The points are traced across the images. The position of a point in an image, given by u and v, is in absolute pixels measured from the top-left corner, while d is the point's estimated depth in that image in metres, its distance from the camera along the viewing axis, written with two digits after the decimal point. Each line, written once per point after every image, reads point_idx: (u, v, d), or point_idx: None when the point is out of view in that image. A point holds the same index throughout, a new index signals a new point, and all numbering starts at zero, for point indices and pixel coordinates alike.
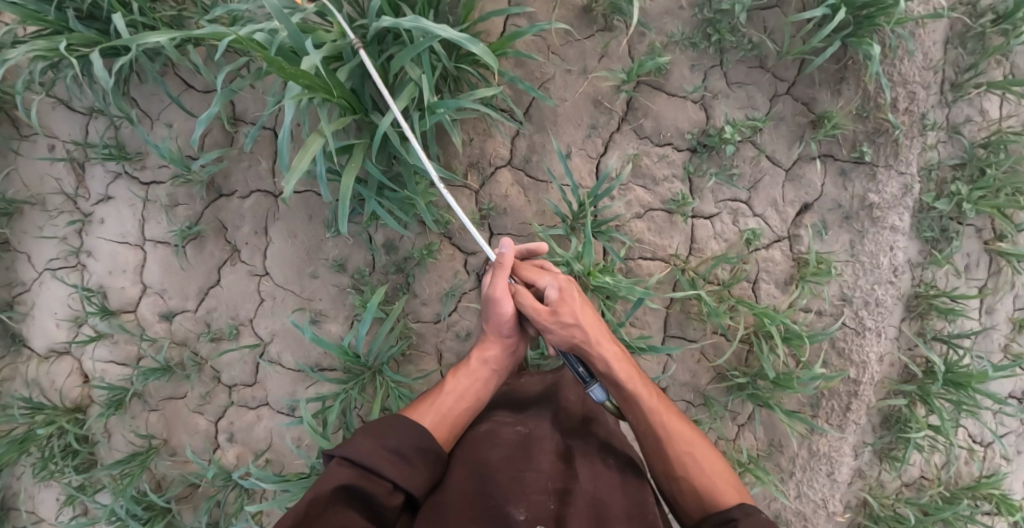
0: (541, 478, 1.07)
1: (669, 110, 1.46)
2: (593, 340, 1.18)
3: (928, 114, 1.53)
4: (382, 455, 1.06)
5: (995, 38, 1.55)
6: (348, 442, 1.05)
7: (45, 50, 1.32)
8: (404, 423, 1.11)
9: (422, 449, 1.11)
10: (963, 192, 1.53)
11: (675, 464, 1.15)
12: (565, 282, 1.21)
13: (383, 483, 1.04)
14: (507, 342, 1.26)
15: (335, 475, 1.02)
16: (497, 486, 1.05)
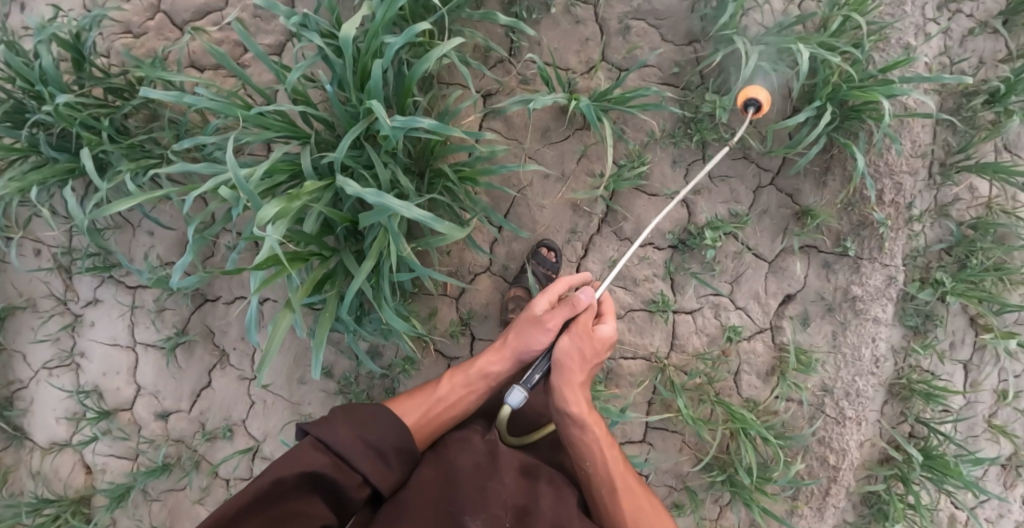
0: (502, 492, 1.06)
1: (650, 211, 1.45)
2: (585, 380, 1.19)
3: (914, 202, 1.51)
4: (359, 447, 1.06)
5: (985, 120, 1.53)
6: (329, 427, 1.05)
7: (17, 190, 1.31)
8: (390, 419, 1.11)
9: (400, 449, 1.11)
10: (947, 283, 1.51)
11: (624, 517, 1.12)
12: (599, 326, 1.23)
13: (354, 476, 1.04)
14: (512, 362, 1.25)
15: (307, 458, 1.01)
16: (461, 497, 1.03)
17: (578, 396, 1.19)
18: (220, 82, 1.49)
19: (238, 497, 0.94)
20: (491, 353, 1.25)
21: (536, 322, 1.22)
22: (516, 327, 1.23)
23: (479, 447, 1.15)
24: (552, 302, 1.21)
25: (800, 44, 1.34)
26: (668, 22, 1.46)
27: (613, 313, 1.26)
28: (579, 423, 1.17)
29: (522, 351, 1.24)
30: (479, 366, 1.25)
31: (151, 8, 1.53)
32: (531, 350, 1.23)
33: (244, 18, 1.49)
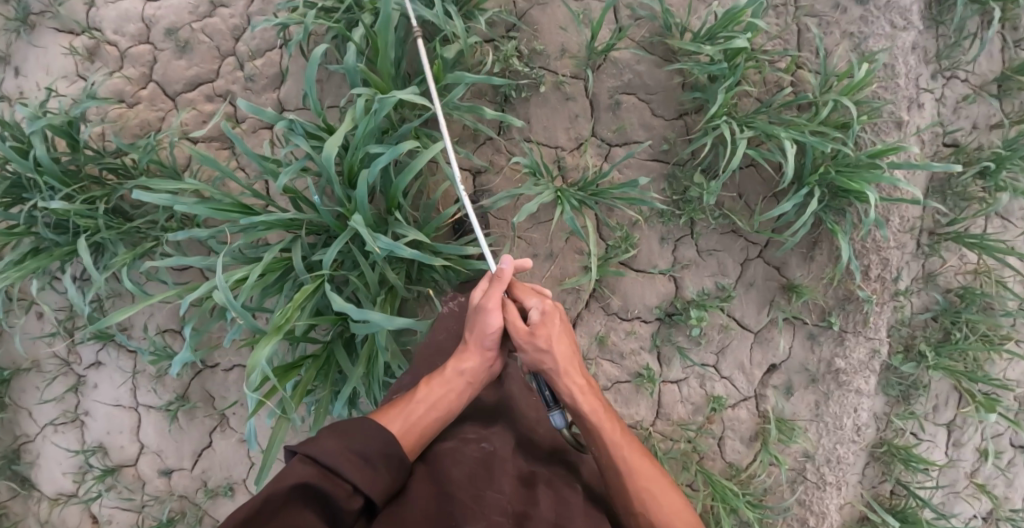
0: (500, 499, 1.03)
1: (636, 287, 1.48)
2: (563, 364, 1.12)
3: (900, 276, 1.53)
4: (346, 457, 0.96)
5: (975, 191, 1.53)
6: (313, 440, 0.96)
7: (17, 279, 1.34)
8: (371, 426, 1.03)
9: (388, 454, 1.01)
10: (930, 356, 1.53)
11: (633, 497, 1.08)
12: (549, 306, 1.15)
13: (344, 485, 0.93)
14: (484, 356, 1.16)
15: (294, 472, 0.91)
16: (460, 506, 0.99)
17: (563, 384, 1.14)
18: (214, 155, 1.50)
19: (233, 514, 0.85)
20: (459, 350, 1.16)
21: (482, 309, 1.14)
22: (469, 318, 1.15)
23: (469, 458, 1.10)
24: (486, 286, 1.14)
25: (789, 134, 1.33)
26: (658, 97, 1.46)
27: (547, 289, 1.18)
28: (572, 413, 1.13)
29: (486, 341, 1.16)
30: (452, 365, 1.15)
31: (145, 77, 1.54)
32: (492, 337, 1.14)
33: (236, 91, 1.50)
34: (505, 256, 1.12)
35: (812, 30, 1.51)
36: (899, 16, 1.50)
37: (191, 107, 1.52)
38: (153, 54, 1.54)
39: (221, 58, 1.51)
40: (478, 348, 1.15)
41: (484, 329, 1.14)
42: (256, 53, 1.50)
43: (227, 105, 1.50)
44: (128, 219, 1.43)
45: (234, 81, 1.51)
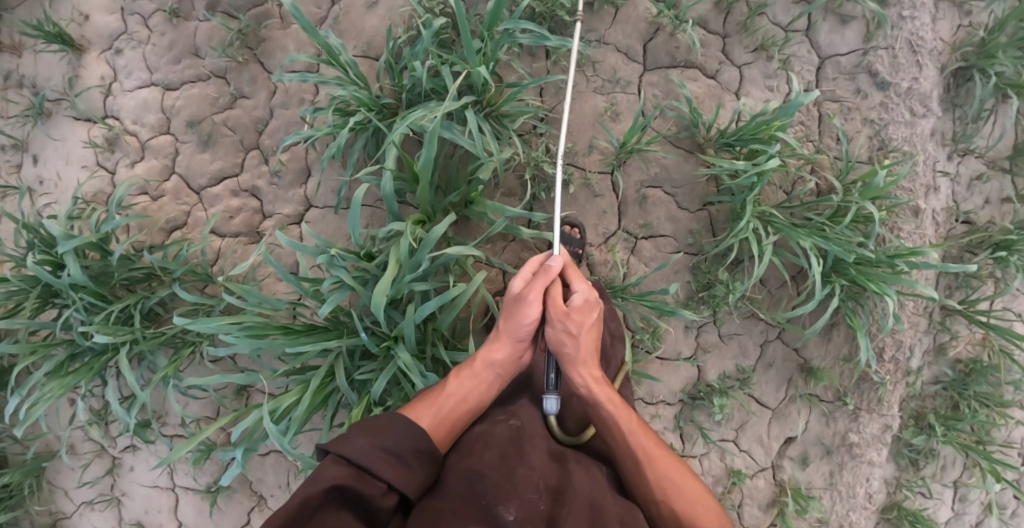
0: (532, 475, 1.09)
1: (661, 374, 1.54)
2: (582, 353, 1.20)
3: (912, 356, 1.59)
4: (378, 454, 1.02)
5: (987, 268, 1.59)
6: (346, 440, 1.01)
7: (58, 393, 1.37)
8: (399, 423, 1.08)
9: (419, 449, 1.07)
10: (938, 428, 1.59)
11: (653, 487, 1.11)
12: (590, 295, 1.23)
13: (378, 484, 0.99)
14: (513, 348, 1.24)
15: (330, 473, 0.97)
16: (491, 490, 1.05)
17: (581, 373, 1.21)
18: (244, 250, 1.51)
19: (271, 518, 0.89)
20: (490, 341, 1.24)
21: (522, 301, 1.23)
22: (506, 312, 1.24)
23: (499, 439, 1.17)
24: (529, 275, 1.22)
25: (815, 239, 1.36)
26: (683, 190, 1.49)
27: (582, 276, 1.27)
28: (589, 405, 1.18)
29: (519, 335, 1.24)
30: (482, 359, 1.24)
31: (168, 169, 1.53)
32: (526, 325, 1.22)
33: (263, 186, 1.50)
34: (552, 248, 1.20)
35: (833, 116, 1.55)
36: (918, 103, 1.53)
37: (218, 202, 1.51)
38: (175, 146, 1.53)
39: (245, 151, 1.51)
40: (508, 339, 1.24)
41: (520, 321, 1.23)
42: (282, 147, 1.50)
43: (256, 200, 1.50)
44: (161, 328, 1.46)
45: (259, 175, 1.50)
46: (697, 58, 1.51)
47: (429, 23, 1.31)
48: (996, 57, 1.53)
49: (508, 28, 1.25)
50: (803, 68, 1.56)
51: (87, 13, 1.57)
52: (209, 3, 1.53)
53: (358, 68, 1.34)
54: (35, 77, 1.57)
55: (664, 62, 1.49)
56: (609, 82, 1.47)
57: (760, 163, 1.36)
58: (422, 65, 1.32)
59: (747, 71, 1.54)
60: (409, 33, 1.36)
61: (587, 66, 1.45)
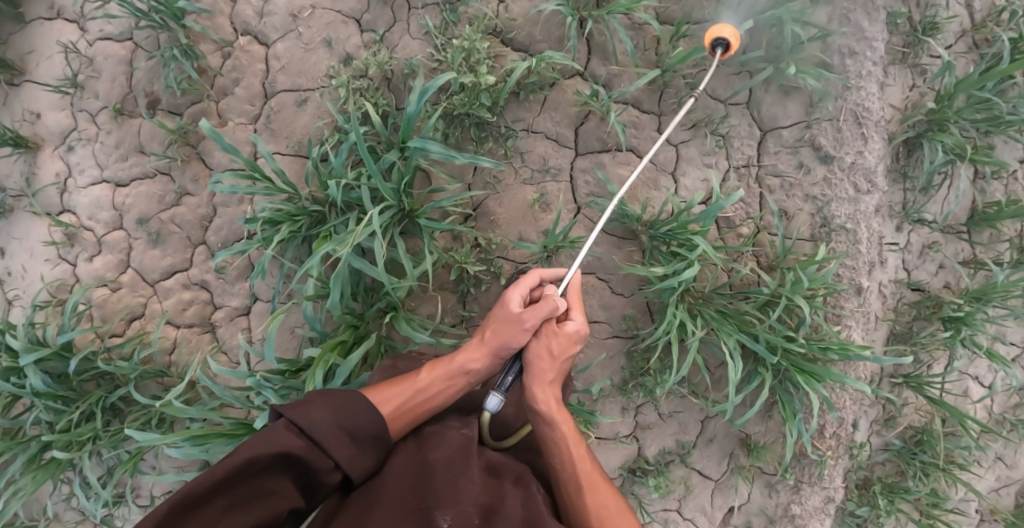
0: (471, 489, 1.01)
1: (601, 451, 1.57)
2: (556, 375, 1.19)
3: (855, 429, 1.58)
4: (333, 431, 1.02)
5: (939, 340, 1.55)
6: (307, 408, 1.01)
7: (29, 487, 1.45)
8: (365, 407, 1.09)
9: (376, 437, 1.08)
10: (884, 498, 1.59)
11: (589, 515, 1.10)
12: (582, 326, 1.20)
13: (328, 461, 1.00)
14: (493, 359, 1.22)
15: (281, 439, 0.97)
16: (433, 493, 1.00)
17: (545, 392, 1.19)
18: (196, 339, 1.57)
19: (212, 471, 0.89)
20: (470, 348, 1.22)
21: (514, 318, 1.20)
22: (495, 322, 1.22)
23: (450, 443, 1.12)
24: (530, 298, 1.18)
25: (741, 336, 1.37)
26: (616, 276, 1.49)
27: (579, 307, 1.25)
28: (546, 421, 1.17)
29: (500, 349, 1.21)
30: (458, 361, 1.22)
31: (123, 263, 1.60)
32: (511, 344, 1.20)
33: (212, 279, 1.56)
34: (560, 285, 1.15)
35: (773, 192, 1.52)
36: (862, 178, 1.49)
37: (170, 295, 1.58)
38: (128, 240, 1.59)
39: (192, 247, 1.56)
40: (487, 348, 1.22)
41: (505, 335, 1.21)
42: (226, 242, 1.55)
43: (206, 293, 1.56)
44: (124, 421, 1.53)
45: (207, 269, 1.56)
46: (629, 140, 1.49)
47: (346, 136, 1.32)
48: (946, 128, 1.49)
49: (417, 146, 1.26)
50: (743, 144, 1.52)
51: (38, 111, 1.63)
52: (152, 101, 1.57)
53: (283, 176, 1.37)
54: None
55: (595, 147, 1.48)
56: (539, 172, 1.46)
57: (684, 267, 1.35)
58: (342, 177, 1.33)
59: (684, 149, 1.51)
60: (332, 139, 1.38)
61: (515, 158, 1.45)
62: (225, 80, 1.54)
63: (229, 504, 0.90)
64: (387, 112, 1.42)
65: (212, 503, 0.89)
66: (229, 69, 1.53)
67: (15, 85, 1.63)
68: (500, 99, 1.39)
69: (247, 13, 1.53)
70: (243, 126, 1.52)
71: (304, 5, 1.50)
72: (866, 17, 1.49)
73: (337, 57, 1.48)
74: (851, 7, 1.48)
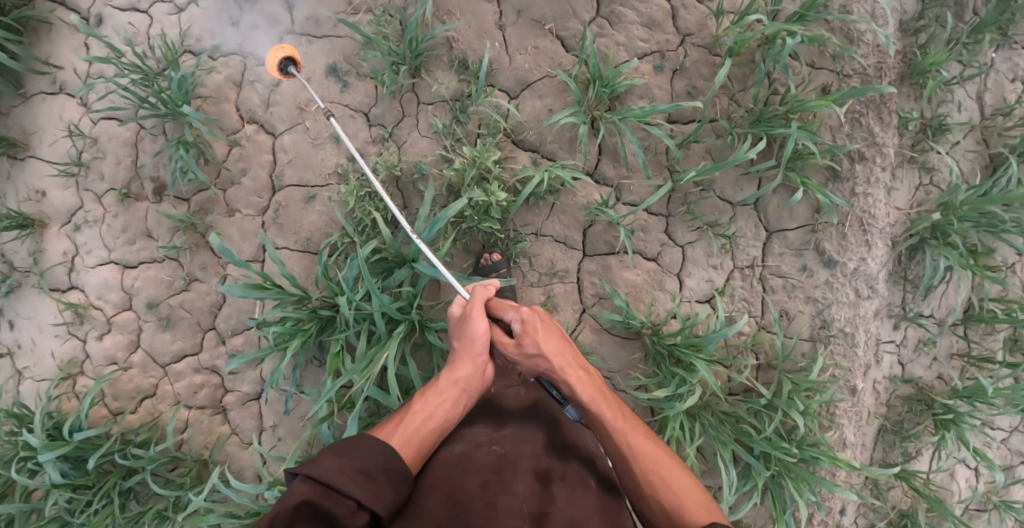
0: (514, 502, 0.98)
1: None
2: (558, 357, 1.19)
3: (843, 517, 1.63)
4: (345, 473, 0.97)
5: (927, 436, 1.59)
6: (311, 459, 0.97)
7: None
8: (372, 445, 1.04)
9: (389, 468, 1.02)
10: None
11: (643, 481, 1.09)
12: (531, 312, 1.23)
13: (347, 502, 0.94)
14: (479, 365, 1.22)
15: (295, 494, 0.93)
16: (472, 511, 0.96)
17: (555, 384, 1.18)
18: (208, 421, 1.60)
19: None
20: (452, 363, 1.22)
21: (468, 315, 1.23)
22: (460, 329, 1.23)
23: (478, 462, 1.07)
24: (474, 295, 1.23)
25: (735, 448, 1.45)
26: (619, 376, 1.52)
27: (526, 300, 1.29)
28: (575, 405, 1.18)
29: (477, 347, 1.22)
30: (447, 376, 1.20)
31: (133, 343, 1.62)
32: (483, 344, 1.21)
33: (222, 364, 1.59)
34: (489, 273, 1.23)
35: (776, 292, 1.55)
36: (864, 284, 1.52)
37: (181, 378, 1.60)
38: (138, 322, 1.61)
39: (203, 332, 1.58)
40: (470, 355, 1.22)
41: (472, 332, 1.22)
42: (236, 329, 1.57)
43: (217, 377, 1.59)
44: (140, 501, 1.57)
45: (218, 354, 1.59)
46: (635, 243, 1.51)
47: (358, 247, 1.34)
48: (949, 236, 1.52)
49: (425, 271, 1.30)
50: (748, 245, 1.53)
51: (43, 190, 1.61)
52: (159, 185, 1.57)
53: (292, 280, 1.39)
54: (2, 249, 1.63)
55: (603, 249, 1.49)
56: (547, 275, 1.48)
57: (689, 379, 1.39)
58: (353, 286, 1.36)
59: (690, 250, 1.52)
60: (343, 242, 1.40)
61: (523, 262, 1.47)
62: (232, 169, 1.53)
63: None
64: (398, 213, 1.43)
65: None
66: (236, 158, 1.52)
67: (21, 160, 1.62)
68: (510, 211, 1.40)
69: (254, 101, 1.52)
70: (251, 218, 1.52)
71: (313, 98, 1.49)
72: (877, 122, 1.49)
73: (345, 153, 1.47)
74: (863, 111, 1.48)
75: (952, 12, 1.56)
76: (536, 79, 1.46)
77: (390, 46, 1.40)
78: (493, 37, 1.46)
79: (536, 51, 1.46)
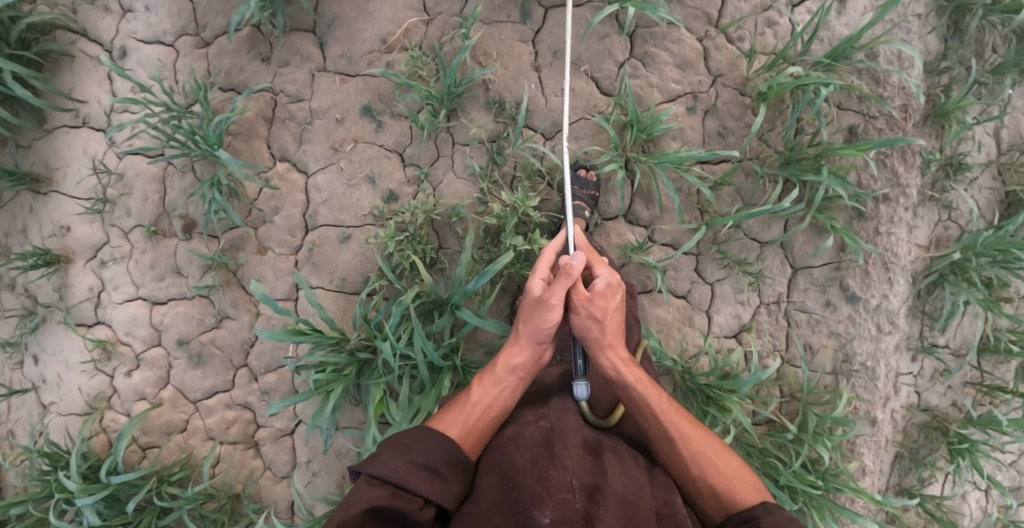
0: (566, 476, 1.02)
1: None
2: (610, 336, 1.18)
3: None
4: (409, 470, 1.01)
5: (941, 461, 1.66)
6: (375, 459, 1.01)
7: None
8: (430, 437, 1.07)
9: (451, 460, 1.06)
10: None
11: (691, 464, 1.12)
12: (614, 281, 1.22)
13: (416, 499, 0.99)
14: (536, 348, 1.21)
15: (364, 496, 0.97)
16: (527, 491, 0.99)
17: (610, 359, 1.19)
18: (240, 456, 1.61)
19: None
20: (510, 346, 1.20)
21: (544, 302, 1.19)
22: (526, 313, 1.21)
23: (530, 441, 1.10)
24: (555, 281, 1.17)
25: (763, 480, 1.48)
26: None
27: (600, 262, 1.26)
28: (619, 384, 1.18)
29: (539, 335, 1.21)
30: (502, 363, 1.21)
31: (162, 379, 1.61)
32: (550, 327, 1.19)
33: (255, 400, 1.60)
34: (580, 256, 1.17)
35: (801, 326, 1.58)
36: (885, 319, 1.56)
37: (213, 413, 1.61)
38: (167, 358, 1.60)
39: (235, 369, 1.59)
40: (528, 341, 1.21)
41: (544, 319, 1.19)
42: (269, 366, 1.59)
43: (249, 412, 1.60)
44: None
45: (250, 390, 1.60)
46: (667, 281, 1.54)
47: (400, 296, 1.37)
48: (967, 273, 1.57)
49: (470, 321, 1.34)
50: (775, 281, 1.57)
51: (67, 225, 1.59)
52: (188, 222, 1.56)
53: (331, 323, 1.42)
54: (26, 285, 1.61)
55: (636, 288, 1.52)
56: None
57: (723, 415, 1.44)
58: (395, 332, 1.40)
59: (718, 287, 1.56)
60: (381, 288, 1.42)
61: None
62: (264, 208, 1.52)
63: None
64: (436, 256, 1.45)
65: None
66: (268, 196, 1.51)
67: (44, 194, 1.59)
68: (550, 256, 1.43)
69: (286, 139, 1.51)
70: (285, 257, 1.52)
71: (347, 137, 1.48)
72: (902, 163, 1.53)
73: (380, 194, 1.48)
74: (888, 152, 1.53)
75: (973, 51, 1.60)
76: (572, 121, 1.48)
77: (428, 89, 1.40)
78: (529, 79, 1.47)
79: (572, 92, 1.48)
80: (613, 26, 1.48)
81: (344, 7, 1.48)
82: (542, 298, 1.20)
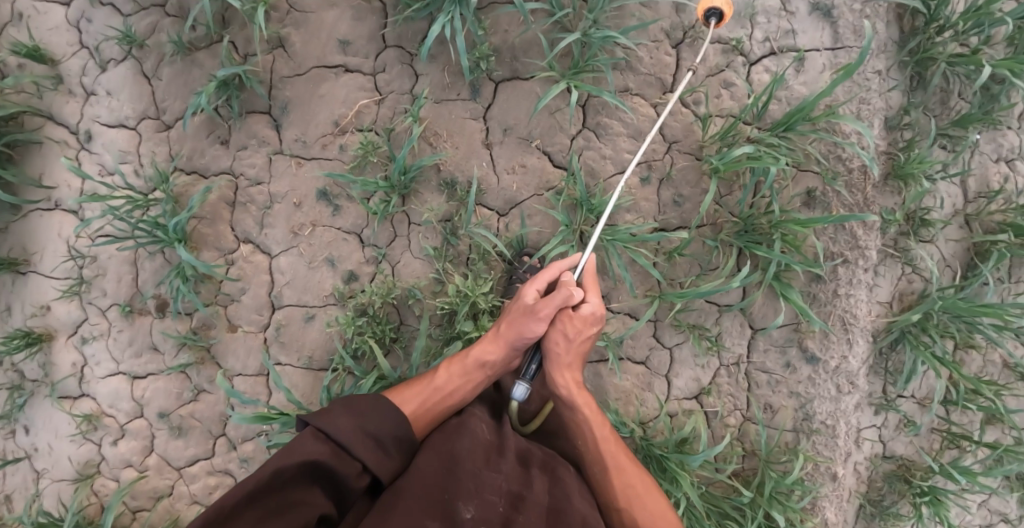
0: (497, 479, 1.13)
1: None
2: (571, 358, 1.28)
3: None
4: (356, 435, 1.11)
5: (904, 510, 1.68)
6: (329, 416, 1.11)
7: None
8: (388, 412, 1.18)
9: (399, 438, 1.16)
10: None
11: (619, 495, 1.23)
12: (599, 309, 1.29)
13: (353, 464, 1.09)
14: (509, 351, 1.29)
15: (306, 447, 1.06)
16: (458, 484, 1.09)
17: (565, 378, 1.30)
18: None
19: (243, 484, 0.99)
20: (486, 343, 1.29)
21: (532, 312, 1.26)
22: (512, 316, 1.28)
23: (477, 439, 1.21)
24: (551, 297, 1.24)
25: None
26: None
27: (593, 290, 1.31)
28: (567, 404, 1.29)
29: (518, 341, 1.28)
30: (475, 356, 1.30)
31: (147, 448, 1.68)
32: (528, 338, 1.27)
33: (235, 467, 1.67)
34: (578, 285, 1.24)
35: (761, 387, 1.60)
36: (845, 379, 1.58)
37: (196, 479, 1.68)
38: (150, 428, 1.68)
39: (214, 438, 1.66)
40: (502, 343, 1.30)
41: (526, 329, 1.26)
42: (246, 436, 1.67)
43: (230, 478, 1.68)
44: None
45: (230, 458, 1.67)
46: (624, 349, 1.57)
47: (360, 382, 1.44)
48: (927, 330, 1.57)
49: None
50: (734, 343, 1.59)
51: (47, 304, 1.66)
52: (162, 302, 1.62)
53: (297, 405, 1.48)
54: (14, 362, 1.68)
55: (593, 357, 1.56)
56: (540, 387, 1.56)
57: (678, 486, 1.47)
58: None
59: (677, 351, 1.58)
60: (343, 372, 1.49)
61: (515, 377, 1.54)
62: (230, 287, 1.56)
63: (262, 515, 1.00)
64: (394, 333, 1.49)
65: (244, 514, 0.99)
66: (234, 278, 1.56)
67: (24, 274, 1.65)
68: None
69: (247, 223, 1.54)
70: (253, 334, 1.57)
71: (305, 222, 1.52)
72: (860, 226, 1.52)
73: (340, 275, 1.52)
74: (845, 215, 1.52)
75: (938, 100, 1.59)
76: (524, 199, 1.49)
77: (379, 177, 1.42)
78: (481, 157, 1.48)
79: (524, 170, 1.49)
80: (564, 100, 1.48)
81: (297, 90, 1.50)
82: (531, 309, 1.26)
